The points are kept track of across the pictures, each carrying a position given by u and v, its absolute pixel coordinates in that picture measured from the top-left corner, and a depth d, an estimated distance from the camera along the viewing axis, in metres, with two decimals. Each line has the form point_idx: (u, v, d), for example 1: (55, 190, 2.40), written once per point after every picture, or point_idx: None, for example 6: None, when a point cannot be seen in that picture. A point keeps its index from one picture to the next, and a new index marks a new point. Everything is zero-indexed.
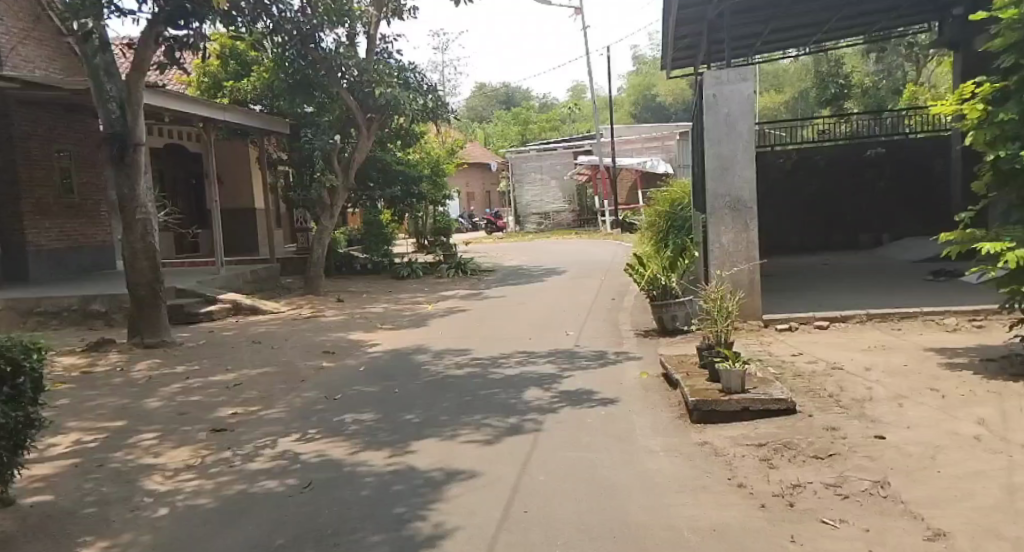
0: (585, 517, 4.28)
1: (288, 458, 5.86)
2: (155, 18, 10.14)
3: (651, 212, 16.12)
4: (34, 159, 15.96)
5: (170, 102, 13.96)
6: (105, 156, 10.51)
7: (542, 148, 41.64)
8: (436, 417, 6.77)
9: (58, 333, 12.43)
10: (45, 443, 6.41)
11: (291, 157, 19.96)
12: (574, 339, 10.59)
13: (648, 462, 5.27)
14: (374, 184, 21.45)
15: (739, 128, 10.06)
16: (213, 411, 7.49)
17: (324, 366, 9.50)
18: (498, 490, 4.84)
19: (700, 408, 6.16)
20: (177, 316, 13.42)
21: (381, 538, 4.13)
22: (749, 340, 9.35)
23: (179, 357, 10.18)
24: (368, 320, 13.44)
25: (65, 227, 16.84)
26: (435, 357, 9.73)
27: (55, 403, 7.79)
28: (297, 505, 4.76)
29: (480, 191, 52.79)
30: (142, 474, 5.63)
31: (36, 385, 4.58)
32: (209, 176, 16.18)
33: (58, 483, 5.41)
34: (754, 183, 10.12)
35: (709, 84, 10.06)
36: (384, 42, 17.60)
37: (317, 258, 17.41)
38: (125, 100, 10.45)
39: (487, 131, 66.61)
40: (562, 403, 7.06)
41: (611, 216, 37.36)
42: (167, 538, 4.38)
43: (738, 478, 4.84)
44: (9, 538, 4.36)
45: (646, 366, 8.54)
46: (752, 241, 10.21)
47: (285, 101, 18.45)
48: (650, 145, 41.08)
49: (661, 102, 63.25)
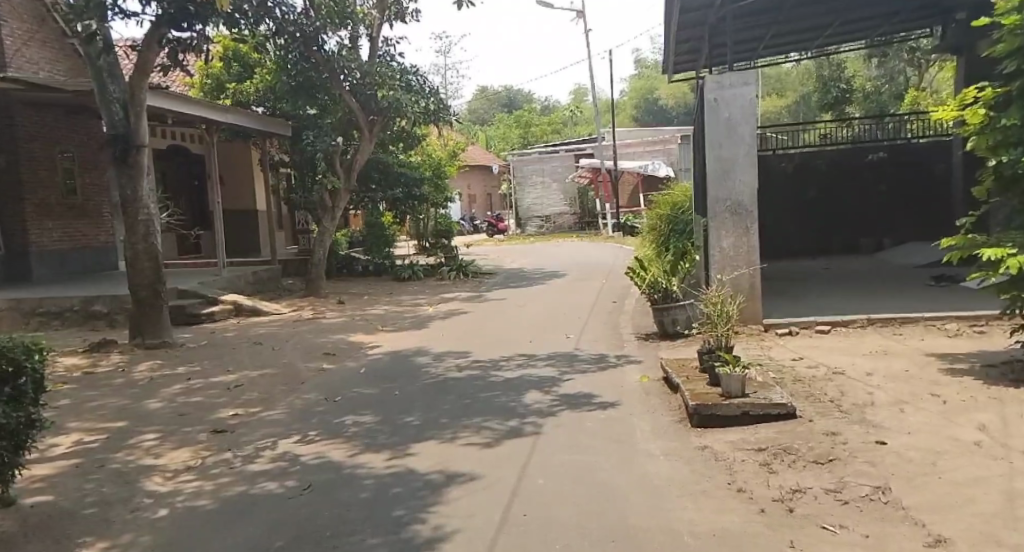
0: (584, 521, 4.28)
1: (287, 459, 5.86)
2: (158, 20, 10.17)
3: (652, 215, 16.12)
4: (37, 160, 15.98)
5: (173, 103, 13.99)
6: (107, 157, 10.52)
7: (544, 151, 41.96)
8: (436, 419, 6.77)
9: (60, 334, 12.44)
10: (46, 444, 6.41)
11: (293, 158, 19.99)
12: (574, 342, 10.60)
13: (648, 466, 5.27)
14: (376, 186, 21.50)
15: (740, 132, 10.07)
16: (214, 412, 7.50)
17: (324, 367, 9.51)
18: (498, 493, 4.83)
19: (700, 412, 6.16)
20: (179, 317, 13.43)
21: (381, 540, 4.13)
22: (750, 344, 9.35)
23: (180, 358, 10.18)
24: (369, 322, 13.45)
25: (67, 228, 16.87)
26: (435, 359, 9.74)
27: (56, 404, 7.79)
28: (297, 507, 4.76)
29: (482, 193, 52.84)
30: (142, 474, 5.63)
31: (37, 385, 4.58)
32: (210, 176, 16.13)
33: (58, 483, 5.42)
34: (755, 187, 10.13)
35: (710, 89, 10.08)
36: (387, 44, 17.64)
37: (318, 259, 17.42)
38: (127, 102, 10.46)
39: (489, 133, 66.75)
40: (562, 406, 7.06)
41: (613, 219, 37.39)
42: (166, 539, 4.38)
43: (738, 483, 4.84)
44: (9, 538, 4.36)
45: (646, 370, 8.54)
46: (753, 245, 10.21)
47: (288, 103, 18.49)
48: (651, 148, 41.13)
49: (662, 105, 63.35)
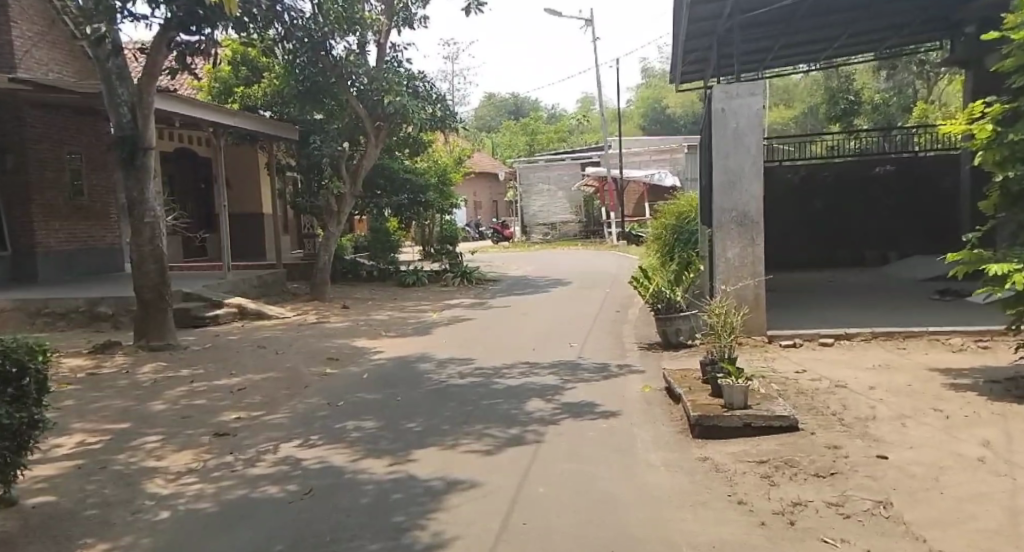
0: (584, 530, 4.26)
1: (289, 463, 5.86)
2: (167, 24, 10.22)
3: (658, 225, 16.15)
4: (46, 161, 16.07)
5: (181, 105, 14.08)
6: (115, 159, 10.56)
7: (550, 158, 42.04)
8: (438, 426, 6.77)
9: (66, 335, 12.50)
10: (48, 445, 6.43)
11: (300, 162, 20.07)
12: (577, 351, 10.58)
13: (648, 477, 5.25)
14: (382, 192, 21.63)
15: (746, 142, 10.05)
16: (216, 415, 7.50)
17: (327, 372, 9.52)
18: (499, 500, 4.82)
19: (701, 424, 6.14)
20: (184, 320, 13.46)
21: (380, 546, 4.13)
22: (752, 356, 9.34)
23: (183, 361, 10.20)
24: (372, 327, 13.47)
25: (75, 229, 16.97)
26: (438, 366, 9.74)
27: (60, 405, 7.82)
28: (297, 512, 4.75)
29: (487, 200, 52.93)
30: (144, 476, 5.64)
31: (40, 386, 4.60)
32: (218, 179, 15.99)
33: (59, 484, 5.42)
34: (760, 199, 10.11)
35: (718, 99, 10.09)
36: (395, 50, 17.75)
37: (323, 264, 17.46)
38: (136, 104, 10.52)
39: (495, 140, 66.98)
40: (564, 414, 7.05)
41: (618, 227, 37.40)
42: (166, 542, 4.38)
43: (739, 495, 4.82)
44: (11, 538, 4.37)
45: (649, 380, 8.52)
46: (758, 256, 10.19)
47: (296, 108, 18.65)
48: (657, 157, 41.22)
49: (669, 114, 63.47)
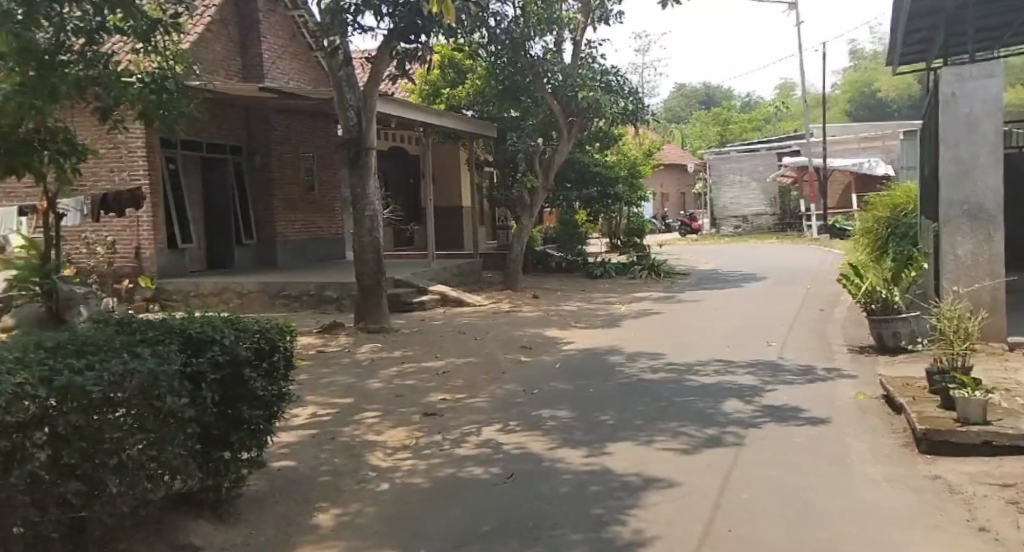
0: (798, 543, 4.02)
1: (491, 447, 6.12)
2: (390, 34, 11.01)
3: (870, 217, 14.81)
4: (284, 160, 18.06)
5: (396, 108, 15.12)
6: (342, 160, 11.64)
7: (743, 150, 40.16)
8: (633, 420, 6.73)
9: (298, 314, 14.00)
10: (286, 414, 7.25)
11: (497, 157, 20.84)
12: (779, 350, 10.02)
13: (871, 491, 4.85)
14: (573, 184, 21.88)
15: (983, 128, 8.91)
16: (425, 396, 8.02)
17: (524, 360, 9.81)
18: (702, 502, 4.70)
19: (928, 438, 5.55)
20: (394, 304, 14.52)
21: (582, 537, 4.18)
22: (990, 364, 8.27)
23: (395, 344, 11.03)
24: (564, 318, 13.70)
25: (305, 220, 18.92)
26: (631, 359, 9.68)
27: (295, 378, 8.79)
28: (501, 494, 4.96)
29: (676, 191, 51.70)
30: (365, 449, 6.17)
31: (288, 360, 4.87)
32: (426, 175, 16.96)
33: (296, 451, 6.09)
34: (1001, 190, 8.93)
35: (947, 82, 9.04)
36: (590, 47, 17.83)
37: (517, 254, 18.00)
38: (361, 108, 11.47)
39: (686, 131, 65.15)
40: (767, 417, 6.71)
41: (820, 220, 34.90)
42: (386, 512, 4.76)
43: (980, 521, 4.29)
44: (260, 496, 4.98)
45: (862, 385, 7.85)
46: (996, 254, 8.99)
47: (495, 105, 19.38)
48: (867, 144, 37.83)
49: (881, 96, 58.00)
